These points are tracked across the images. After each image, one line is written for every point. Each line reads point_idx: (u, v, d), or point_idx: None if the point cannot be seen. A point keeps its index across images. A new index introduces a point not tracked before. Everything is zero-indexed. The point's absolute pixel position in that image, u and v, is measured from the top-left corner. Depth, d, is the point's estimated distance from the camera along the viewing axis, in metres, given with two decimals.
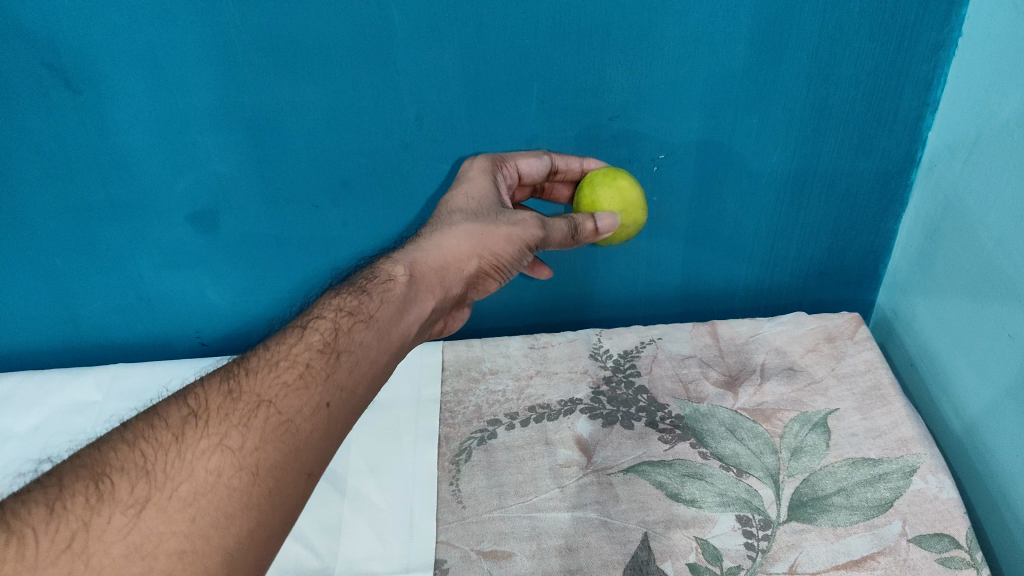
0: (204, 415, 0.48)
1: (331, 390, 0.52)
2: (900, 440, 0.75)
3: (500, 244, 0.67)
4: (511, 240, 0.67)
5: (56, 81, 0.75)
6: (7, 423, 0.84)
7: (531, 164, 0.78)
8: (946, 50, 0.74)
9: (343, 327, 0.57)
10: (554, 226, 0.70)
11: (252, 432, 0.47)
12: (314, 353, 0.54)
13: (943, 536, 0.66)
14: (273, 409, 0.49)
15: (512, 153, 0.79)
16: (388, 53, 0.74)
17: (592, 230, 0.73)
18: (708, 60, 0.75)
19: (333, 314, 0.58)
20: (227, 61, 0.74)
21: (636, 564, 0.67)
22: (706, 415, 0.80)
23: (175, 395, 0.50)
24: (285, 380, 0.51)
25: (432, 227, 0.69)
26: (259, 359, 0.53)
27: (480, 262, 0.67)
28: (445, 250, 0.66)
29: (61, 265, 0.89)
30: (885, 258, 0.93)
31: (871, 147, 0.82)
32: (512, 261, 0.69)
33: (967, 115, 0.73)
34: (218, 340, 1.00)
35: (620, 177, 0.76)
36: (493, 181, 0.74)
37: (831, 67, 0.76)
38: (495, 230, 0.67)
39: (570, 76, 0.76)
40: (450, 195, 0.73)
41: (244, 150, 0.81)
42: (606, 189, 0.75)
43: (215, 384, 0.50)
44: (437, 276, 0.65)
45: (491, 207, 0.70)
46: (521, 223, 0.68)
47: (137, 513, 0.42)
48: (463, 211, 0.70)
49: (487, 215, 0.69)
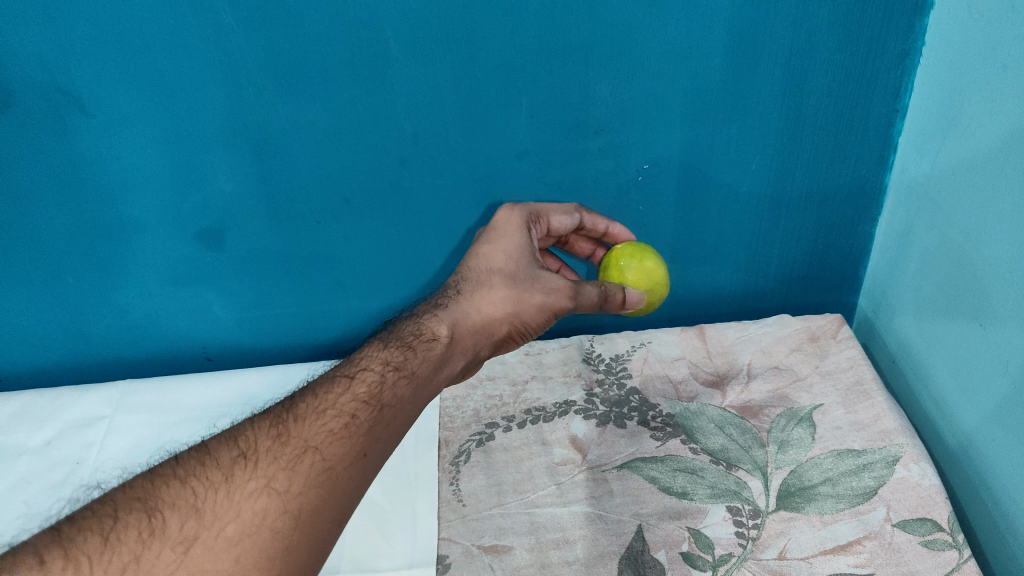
0: (253, 456, 0.52)
1: (370, 442, 0.55)
2: (882, 431, 0.78)
3: (533, 312, 0.71)
4: (543, 309, 0.72)
5: (69, 104, 0.79)
6: (19, 438, 0.87)
7: (563, 220, 0.85)
8: (911, 59, 0.79)
9: (387, 380, 0.60)
10: (584, 293, 0.75)
11: (298, 475, 0.51)
12: (359, 404, 0.57)
13: (926, 519, 0.69)
14: (318, 455, 0.52)
15: (544, 206, 0.85)
16: (384, 73, 0.78)
17: (620, 301, 0.79)
18: (687, 73, 0.80)
19: (380, 366, 0.62)
20: (232, 82, 0.78)
21: (631, 554, 0.69)
22: (696, 413, 0.83)
23: (227, 434, 0.54)
24: (330, 428, 0.55)
25: (471, 286, 0.72)
26: (307, 406, 0.57)
27: (511, 326, 0.71)
28: (483, 314, 0.70)
29: (71, 284, 0.93)
30: (864, 261, 0.96)
31: (845, 153, 0.86)
32: (538, 327, 0.73)
33: (933, 119, 0.78)
34: (223, 355, 1.02)
35: (647, 258, 0.83)
36: (525, 235, 0.79)
37: (804, 77, 0.80)
38: (532, 297, 0.72)
39: (557, 90, 0.81)
40: (485, 252, 0.76)
41: (248, 168, 0.85)
42: (633, 268, 0.82)
43: (265, 426, 0.54)
44: (474, 338, 0.68)
45: (526, 270, 0.74)
46: (554, 292, 0.73)
47: (184, 551, 0.46)
48: (499, 271, 0.74)
49: (522, 279, 0.73)
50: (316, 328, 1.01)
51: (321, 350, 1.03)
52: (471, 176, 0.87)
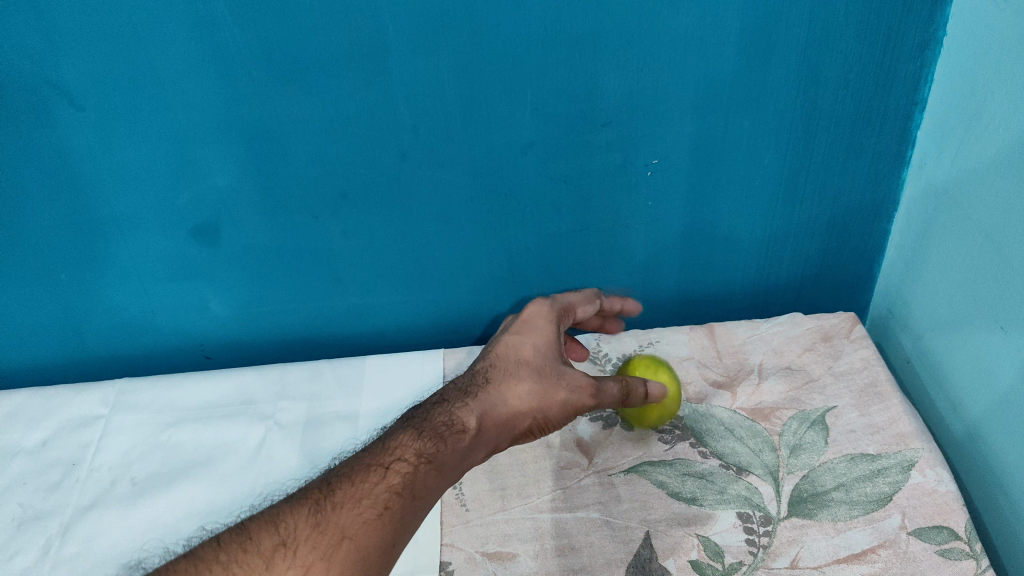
0: (292, 544, 0.55)
1: (400, 534, 0.58)
2: (897, 435, 0.76)
3: (556, 408, 0.70)
4: (566, 406, 0.70)
5: (58, 98, 0.77)
6: (14, 439, 0.86)
7: (583, 313, 0.82)
8: (931, 49, 0.76)
9: (419, 471, 0.61)
10: (606, 391, 0.72)
11: (334, 566, 0.54)
12: (392, 493, 0.59)
13: (942, 528, 0.67)
14: (354, 544, 0.56)
15: (569, 300, 0.82)
16: (384, 63, 0.76)
17: (643, 395, 0.73)
18: (698, 65, 0.77)
19: (412, 457, 0.62)
20: (228, 75, 0.76)
21: (639, 562, 0.68)
22: (705, 415, 0.81)
23: (268, 518, 0.58)
24: (366, 517, 0.57)
25: (500, 377, 0.71)
26: (343, 492, 0.59)
27: (533, 420, 0.70)
28: (509, 408, 0.68)
29: (66, 280, 0.91)
30: (879, 257, 0.93)
31: (861, 147, 0.84)
32: (560, 422, 0.71)
33: (954, 113, 0.75)
34: (222, 353, 1.00)
35: (663, 370, 0.80)
36: (555, 326, 0.77)
37: (819, 69, 0.78)
38: (556, 394, 0.70)
39: (564, 82, 0.78)
40: (516, 339, 0.74)
41: (245, 162, 0.82)
42: (648, 377, 0.79)
43: (304, 512, 0.57)
44: (500, 432, 0.67)
45: (554, 363, 0.72)
46: (578, 390, 0.70)
47: None
48: (529, 364, 0.72)
49: (550, 374, 0.71)
50: (317, 325, 0.98)
51: (321, 348, 1.01)
52: (475, 170, 0.85)
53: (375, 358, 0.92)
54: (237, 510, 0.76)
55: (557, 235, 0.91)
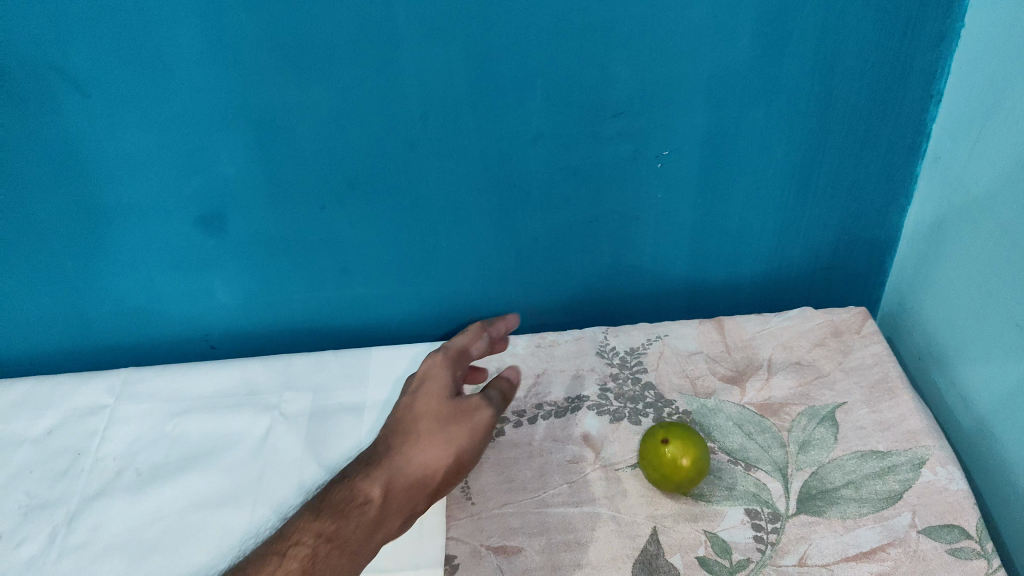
0: None
1: None
2: (908, 432, 0.75)
3: (460, 448, 0.67)
4: (471, 440, 0.68)
5: (64, 84, 0.76)
6: (19, 427, 0.86)
7: (480, 346, 0.79)
8: (949, 40, 0.75)
9: (318, 554, 0.61)
10: (491, 407, 0.69)
11: None
12: None
13: (953, 526, 0.66)
14: None
15: (459, 338, 0.79)
16: (392, 52, 0.75)
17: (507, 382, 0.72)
18: (711, 55, 0.76)
19: (312, 539, 0.62)
20: (235, 63, 0.75)
21: (645, 558, 0.67)
22: (713, 410, 0.80)
23: None
24: None
25: (398, 436, 0.69)
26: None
27: (444, 471, 0.67)
28: (412, 465, 0.66)
29: (71, 268, 0.90)
30: (891, 251, 0.92)
31: (876, 139, 0.82)
32: (473, 462, 0.69)
33: (972, 106, 0.74)
34: (227, 343, 1.00)
35: (699, 446, 0.69)
36: (451, 370, 0.74)
37: (834, 59, 0.76)
38: (451, 433, 0.67)
39: (574, 72, 0.77)
40: (408, 394, 0.72)
41: (251, 151, 0.82)
42: (681, 450, 0.68)
43: None
44: (410, 493, 0.66)
45: (445, 402, 0.70)
46: (471, 421, 0.68)
47: None
48: (424, 414, 0.69)
49: (444, 417, 0.69)
50: (322, 316, 0.98)
51: (327, 338, 1.00)
52: (483, 161, 0.84)
53: (381, 350, 0.91)
54: (242, 501, 0.75)
55: (565, 227, 0.90)
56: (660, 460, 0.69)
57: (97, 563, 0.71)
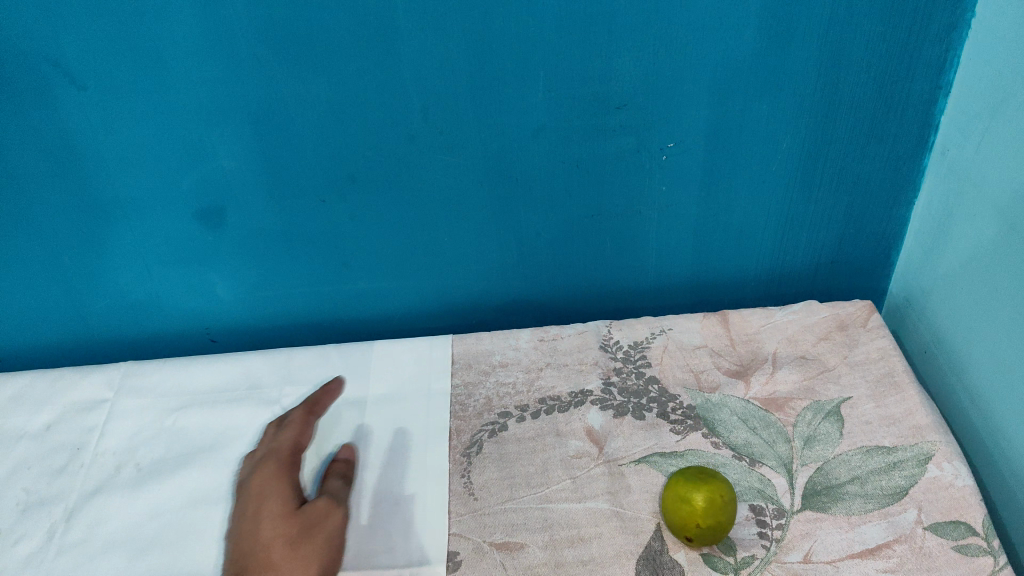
0: None
1: None
2: (914, 427, 0.74)
3: (321, 561, 0.65)
4: (327, 547, 0.66)
5: (61, 78, 0.75)
6: (19, 422, 0.85)
7: (309, 476, 0.75)
8: (958, 32, 0.74)
9: None
10: (332, 506, 0.69)
11: None
12: None
13: (960, 523, 0.66)
14: None
15: (245, 479, 0.73)
16: (393, 44, 0.74)
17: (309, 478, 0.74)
18: (716, 47, 0.75)
19: None
20: (233, 56, 0.74)
21: (649, 554, 0.67)
22: (717, 405, 0.80)
23: None
24: None
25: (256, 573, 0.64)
26: None
27: None
28: None
29: (70, 262, 0.89)
30: (897, 244, 0.91)
31: (883, 132, 0.81)
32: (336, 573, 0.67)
33: (981, 98, 0.73)
34: (228, 337, 0.99)
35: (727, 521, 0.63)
36: (279, 480, 0.70)
37: (842, 51, 0.75)
38: (311, 550, 0.65)
39: (577, 64, 0.76)
40: (245, 529, 0.68)
41: (250, 144, 0.81)
42: (708, 510, 0.62)
43: None
44: None
45: (287, 518, 0.66)
46: (322, 525, 0.67)
47: None
48: (276, 540, 0.65)
49: (295, 535, 0.65)
50: (323, 310, 0.97)
51: (328, 332, 0.99)
52: (485, 154, 0.83)
53: (383, 343, 0.91)
54: None
55: (567, 220, 0.89)
56: (683, 515, 0.63)
57: (97, 560, 0.70)
